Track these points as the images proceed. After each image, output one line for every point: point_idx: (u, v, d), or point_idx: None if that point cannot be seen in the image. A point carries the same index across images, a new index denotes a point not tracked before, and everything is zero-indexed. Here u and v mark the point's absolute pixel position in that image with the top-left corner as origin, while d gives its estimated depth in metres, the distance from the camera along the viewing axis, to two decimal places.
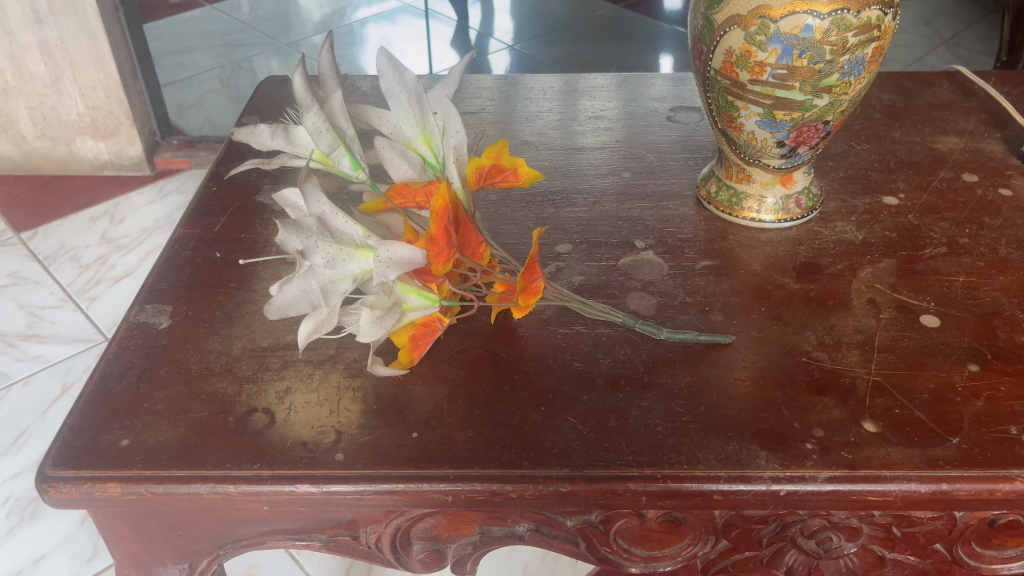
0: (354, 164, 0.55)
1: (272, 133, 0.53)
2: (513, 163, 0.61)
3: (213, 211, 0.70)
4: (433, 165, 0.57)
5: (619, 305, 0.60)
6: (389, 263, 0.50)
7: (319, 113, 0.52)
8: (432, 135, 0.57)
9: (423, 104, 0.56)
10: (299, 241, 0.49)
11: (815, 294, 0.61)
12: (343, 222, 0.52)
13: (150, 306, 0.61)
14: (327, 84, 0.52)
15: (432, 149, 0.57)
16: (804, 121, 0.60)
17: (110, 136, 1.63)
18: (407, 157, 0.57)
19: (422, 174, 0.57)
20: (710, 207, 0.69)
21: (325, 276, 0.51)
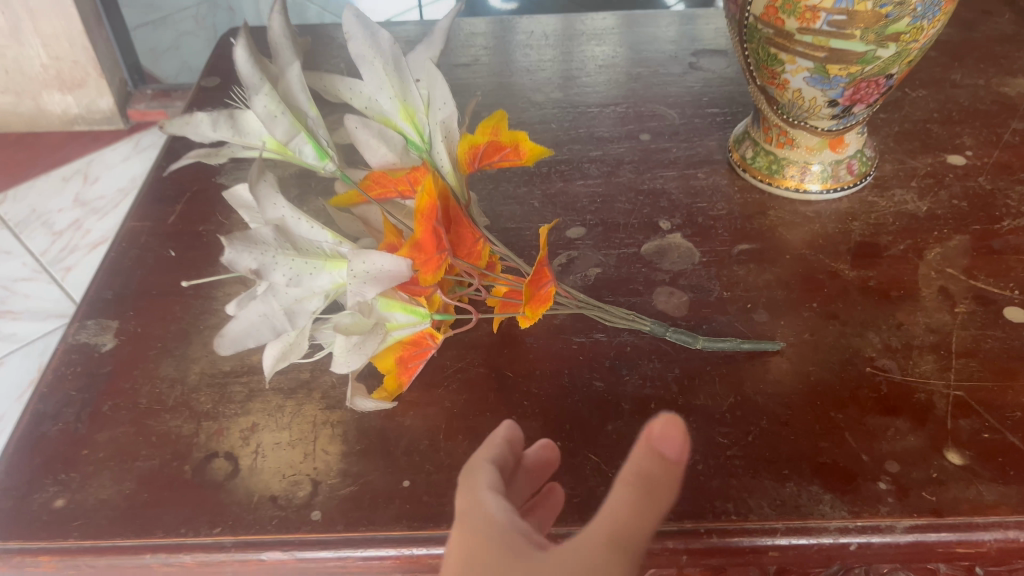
0: (319, 153, 0.45)
1: (214, 122, 0.42)
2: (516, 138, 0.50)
3: (168, 198, 0.60)
4: (418, 145, 0.46)
5: (644, 304, 0.51)
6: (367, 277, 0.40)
7: (269, 93, 0.41)
8: (416, 108, 0.46)
9: (404, 70, 0.45)
10: (252, 260, 0.39)
11: (876, 284, 0.51)
12: (308, 229, 0.43)
13: (92, 322, 0.52)
14: (280, 56, 0.42)
15: (417, 125, 0.47)
16: (863, 76, 0.49)
17: (78, 87, 1.43)
18: (387, 138, 0.46)
19: (405, 156, 0.47)
20: (746, 174, 0.59)
21: (290, 297, 0.41)
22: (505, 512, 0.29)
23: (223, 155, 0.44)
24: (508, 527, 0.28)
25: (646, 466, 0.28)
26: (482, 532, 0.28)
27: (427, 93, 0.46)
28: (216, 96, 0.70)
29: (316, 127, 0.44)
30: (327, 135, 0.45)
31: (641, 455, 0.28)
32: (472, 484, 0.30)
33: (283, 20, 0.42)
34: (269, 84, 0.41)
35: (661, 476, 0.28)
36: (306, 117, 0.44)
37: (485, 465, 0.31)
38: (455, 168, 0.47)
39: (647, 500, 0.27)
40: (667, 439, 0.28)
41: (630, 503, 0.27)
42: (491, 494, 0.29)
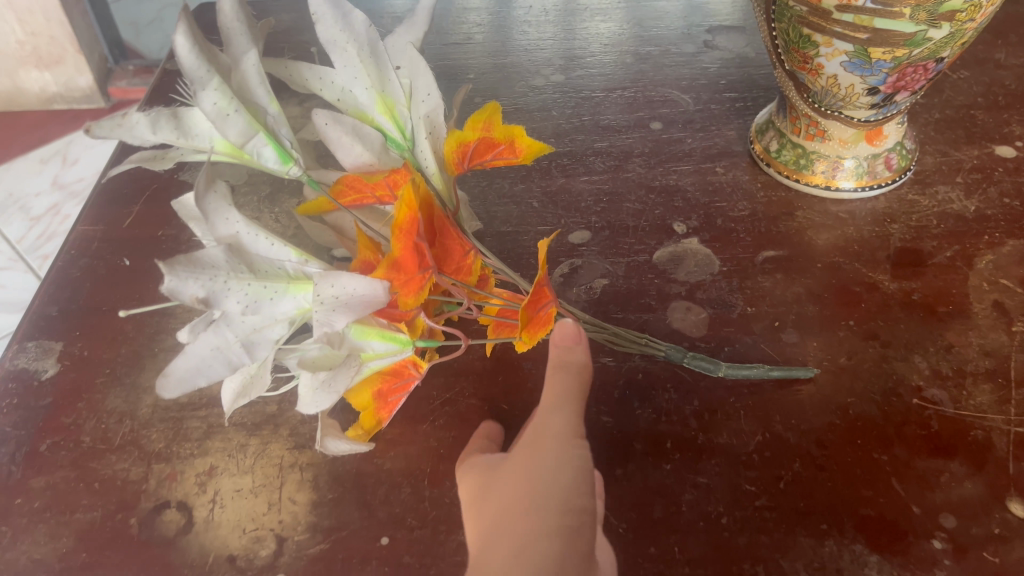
0: (282, 157, 0.36)
1: (153, 122, 0.34)
2: (511, 134, 0.41)
3: (125, 198, 0.54)
4: (398, 142, 0.39)
5: (658, 323, 0.45)
6: (338, 304, 0.32)
7: (221, 86, 0.33)
8: (396, 100, 0.38)
9: (383, 56, 0.37)
10: (199, 288, 0.30)
11: (921, 299, 0.45)
12: (268, 246, 0.33)
13: (33, 344, 0.46)
14: (233, 43, 0.35)
15: (396, 119, 0.39)
16: (909, 60, 0.43)
17: (57, 66, 1.33)
18: (364, 138, 0.37)
19: (385, 156, 0.38)
20: (770, 169, 0.53)
21: (247, 328, 0.32)
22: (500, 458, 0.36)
23: (170, 158, 0.37)
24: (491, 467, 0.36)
25: (560, 356, 0.38)
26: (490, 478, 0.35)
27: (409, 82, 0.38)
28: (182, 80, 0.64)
29: (277, 125, 0.36)
30: (291, 135, 0.37)
31: (555, 358, 0.38)
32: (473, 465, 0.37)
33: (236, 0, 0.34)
34: (219, 75, 0.33)
35: (575, 364, 0.38)
36: (265, 114, 0.36)
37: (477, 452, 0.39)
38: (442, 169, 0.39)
39: (573, 376, 0.37)
40: (565, 328, 0.39)
41: (557, 380, 0.37)
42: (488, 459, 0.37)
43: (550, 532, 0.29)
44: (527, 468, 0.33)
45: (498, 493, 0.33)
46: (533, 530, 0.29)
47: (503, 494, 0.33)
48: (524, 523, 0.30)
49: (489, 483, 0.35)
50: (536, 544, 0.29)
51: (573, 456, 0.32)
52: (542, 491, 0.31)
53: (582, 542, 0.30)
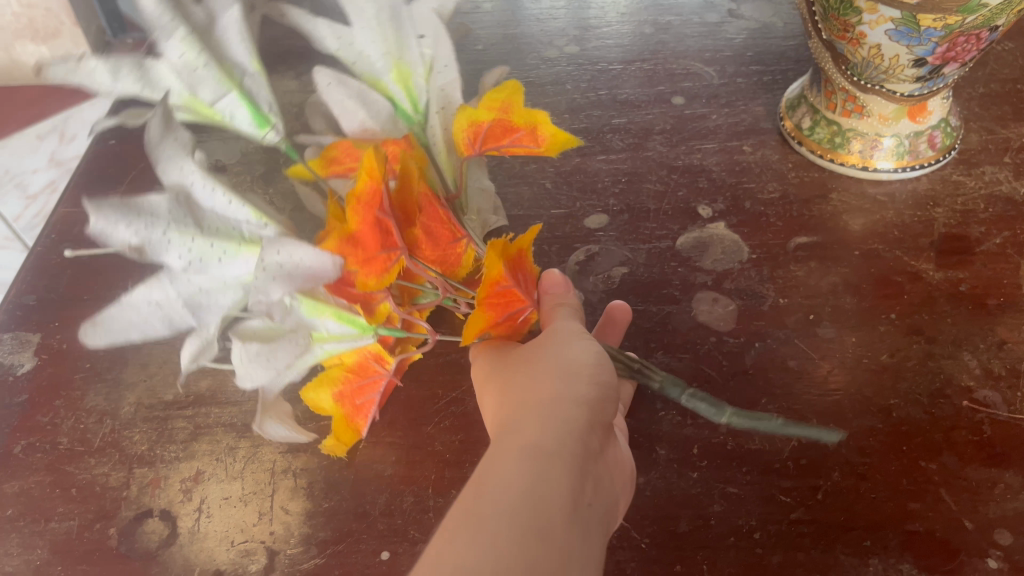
0: (258, 121, 0.29)
1: (113, 70, 0.26)
2: (530, 118, 0.36)
3: (109, 178, 0.51)
4: (408, 114, 0.32)
5: (682, 316, 0.41)
6: (280, 276, 0.25)
7: (188, 37, 0.26)
8: (414, 69, 0.31)
9: (406, 21, 0.30)
10: (133, 233, 0.24)
11: (968, 290, 0.41)
12: (225, 204, 0.25)
13: (9, 336, 0.42)
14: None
15: (411, 91, 0.32)
16: (961, 29, 0.39)
17: (53, 38, 1.29)
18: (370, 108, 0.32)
19: (389, 130, 0.32)
20: (801, 148, 0.49)
21: (191, 287, 0.25)
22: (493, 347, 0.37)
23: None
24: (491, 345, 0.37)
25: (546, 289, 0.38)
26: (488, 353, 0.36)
27: (431, 51, 0.32)
28: None
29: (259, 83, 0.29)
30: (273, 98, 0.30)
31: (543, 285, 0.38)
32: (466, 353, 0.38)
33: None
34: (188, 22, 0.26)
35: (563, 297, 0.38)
36: (242, 74, 0.28)
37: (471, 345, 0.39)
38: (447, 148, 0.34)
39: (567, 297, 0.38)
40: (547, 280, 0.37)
41: None
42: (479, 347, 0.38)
43: (573, 400, 0.29)
44: (551, 347, 0.32)
45: (510, 372, 0.32)
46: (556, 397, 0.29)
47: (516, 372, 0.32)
48: (550, 388, 0.29)
49: (500, 366, 0.33)
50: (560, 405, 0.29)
51: (595, 349, 0.32)
52: (568, 368, 0.30)
53: (601, 418, 0.30)
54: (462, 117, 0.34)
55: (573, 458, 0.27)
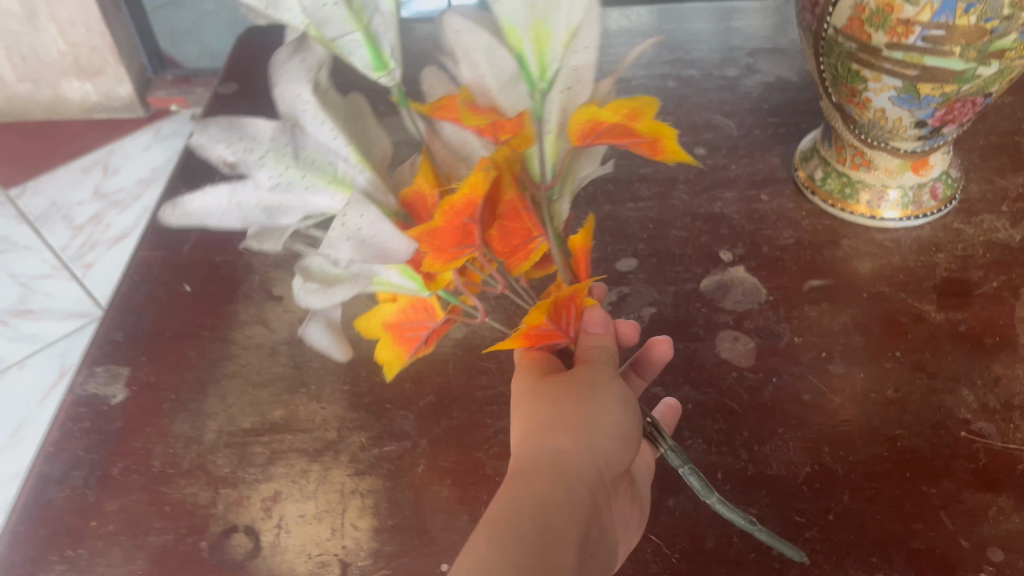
0: (376, 61, 0.27)
1: None
2: (653, 133, 0.31)
3: (182, 223, 0.56)
4: (533, 80, 0.28)
5: (706, 353, 0.46)
6: (355, 236, 0.26)
7: None
8: (555, 33, 0.27)
9: None
10: (228, 151, 0.25)
11: (967, 330, 0.45)
12: (329, 140, 0.26)
13: (101, 369, 0.47)
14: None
15: (543, 56, 0.27)
16: (958, 95, 0.43)
17: (96, 76, 1.41)
18: (493, 58, 0.28)
19: (507, 90, 0.28)
20: (815, 197, 0.54)
21: (273, 209, 0.27)
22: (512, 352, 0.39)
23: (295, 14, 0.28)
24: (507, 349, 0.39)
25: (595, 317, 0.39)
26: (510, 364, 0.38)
27: (580, 19, 0.27)
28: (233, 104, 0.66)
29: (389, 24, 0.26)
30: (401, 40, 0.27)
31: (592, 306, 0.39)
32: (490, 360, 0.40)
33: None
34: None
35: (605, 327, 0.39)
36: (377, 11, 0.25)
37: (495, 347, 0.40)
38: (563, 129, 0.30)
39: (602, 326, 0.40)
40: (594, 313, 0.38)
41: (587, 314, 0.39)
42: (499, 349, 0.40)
43: (583, 476, 0.32)
44: (578, 400, 0.34)
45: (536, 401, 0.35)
46: (571, 469, 0.32)
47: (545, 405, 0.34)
48: (565, 456, 0.32)
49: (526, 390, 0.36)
50: (572, 480, 0.32)
51: (618, 408, 0.34)
52: (587, 434, 0.33)
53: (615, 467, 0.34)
54: (580, 113, 0.29)
55: (574, 538, 0.30)
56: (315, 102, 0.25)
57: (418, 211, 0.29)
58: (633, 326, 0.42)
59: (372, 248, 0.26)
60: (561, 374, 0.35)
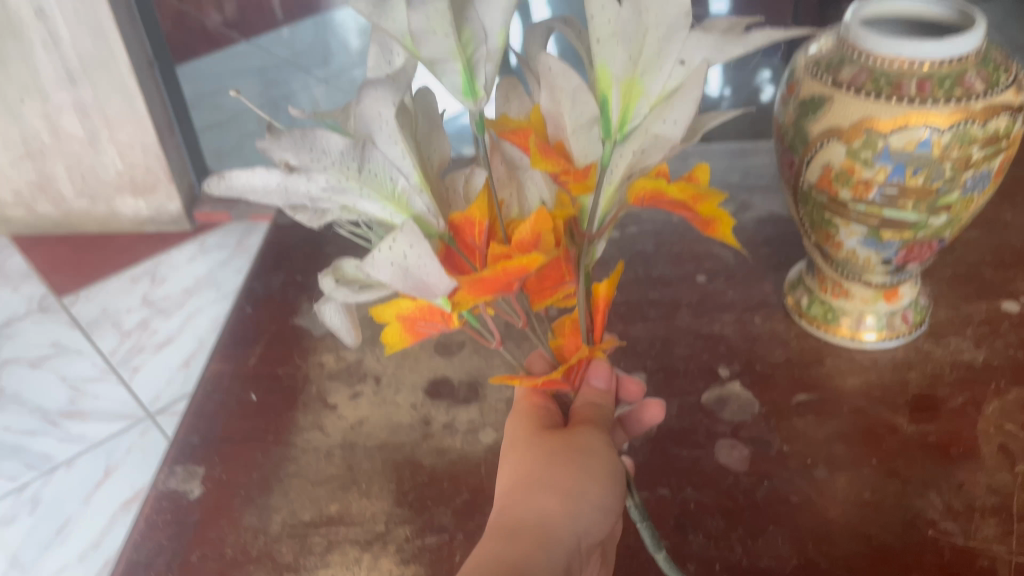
0: (468, 89, 0.30)
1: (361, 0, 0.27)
2: (704, 215, 0.31)
3: (248, 339, 0.64)
4: (610, 129, 0.31)
5: (707, 458, 0.52)
6: (399, 262, 0.28)
7: None
8: (647, 91, 0.30)
9: (669, 43, 0.28)
10: (293, 157, 0.27)
11: (935, 440, 0.52)
12: (399, 157, 0.28)
13: (180, 468, 0.55)
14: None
15: (629, 108, 0.30)
16: (916, 240, 0.52)
17: (149, 193, 1.55)
18: (579, 101, 0.30)
19: (581, 136, 0.31)
20: (802, 321, 0.61)
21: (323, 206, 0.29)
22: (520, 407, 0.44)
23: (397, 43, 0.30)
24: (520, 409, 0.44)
25: None
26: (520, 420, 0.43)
27: (675, 86, 0.29)
28: (291, 234, 0.75)
29: (484, 60, 0.29)
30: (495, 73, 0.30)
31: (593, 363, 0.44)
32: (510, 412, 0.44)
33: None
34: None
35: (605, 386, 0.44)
36: (478, 45, 0.29)
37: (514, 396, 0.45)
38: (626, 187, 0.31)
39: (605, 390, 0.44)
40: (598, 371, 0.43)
41: None
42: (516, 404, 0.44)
43: (564, 536, 0.38)
44: (570, 466, 0.39)
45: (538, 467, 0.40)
46: (553, 532, 0.38)
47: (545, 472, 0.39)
48: (551, 517, 0.38)
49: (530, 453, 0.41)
50: (554, 539, 0.37)
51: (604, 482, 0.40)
52: (573, 499, 0.39)
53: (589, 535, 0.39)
54: (643, 180, 0.30)
55: None
56: (394, 123, 0.27)
57: (461, 232, 0.32)
58: (638, 386, 0.48)
59: (414, 276, 0.29)
60: (560, 436, 0.41)
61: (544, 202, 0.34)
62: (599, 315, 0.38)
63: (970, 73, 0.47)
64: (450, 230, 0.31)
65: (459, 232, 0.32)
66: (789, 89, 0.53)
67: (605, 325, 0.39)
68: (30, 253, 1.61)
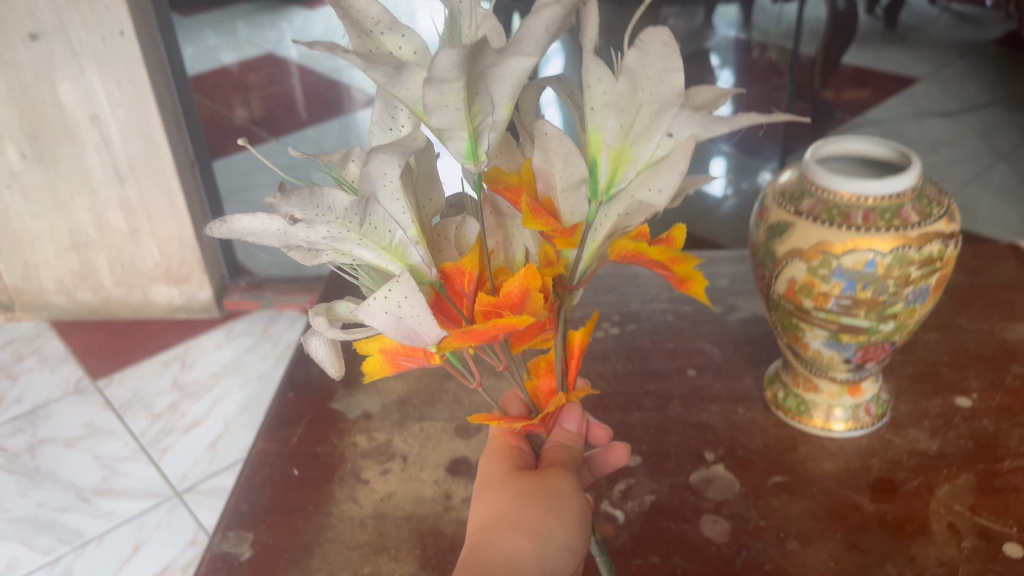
0: (470, 152, 0.34)
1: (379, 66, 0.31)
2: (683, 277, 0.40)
3: (290, 421, 0.73)
4: (598, 190, 0.39)
5: (693, 531, 0.60)
6: (393, 307, 0.34)
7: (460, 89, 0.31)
8: (635, 159, 0.38)
9: (655, 123, 0.37)
10: (299, 211, 0.33)
11: (892, 518, 0.60)
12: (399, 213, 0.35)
13: (232, 534, 0.63)
14: (527, 45, 0.32)
15: (617, 173, 0.39)
16: (870, 342, 0.60)
17: (183, 282, 1.66)
18: (570, 164, 0.37)
19: (569, 196, 0.39)
20: (778, 412, 0.69)
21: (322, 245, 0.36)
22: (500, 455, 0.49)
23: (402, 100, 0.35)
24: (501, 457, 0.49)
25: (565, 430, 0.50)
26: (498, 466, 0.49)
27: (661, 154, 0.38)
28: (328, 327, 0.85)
29: (487, 128, 0.34)
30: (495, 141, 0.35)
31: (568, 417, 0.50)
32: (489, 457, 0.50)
33: (596, 24, 0.35)
34: (465, 79, 0.31)
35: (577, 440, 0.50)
36: (486, 117, 0.33)
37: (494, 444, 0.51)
38: (605, 242, 0.40)
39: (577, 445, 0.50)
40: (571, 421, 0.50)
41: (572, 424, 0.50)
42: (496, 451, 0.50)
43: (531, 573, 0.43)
44: (541, 509, 0.45)
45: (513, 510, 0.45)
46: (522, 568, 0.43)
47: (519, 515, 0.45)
48: (522, 554, 0.43)
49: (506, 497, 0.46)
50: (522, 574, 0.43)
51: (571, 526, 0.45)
52: (541, 538, 0.44)
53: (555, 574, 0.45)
54: (626, 241, 0.39)
55: None
56: (397, 187, 0.33)
57: (453, 281, 0.39)
58: (605, 430, 0.54)
59: (403, 323, 0.35)
60: (534, 482, 0.46)
61: (529, 249, 0.42)
62: (574, 361, 0.47)
63: (907, 207, 0.56)
64: (441, 277, 0.39)
65: (449, 280, 0.39)
66: (760, 213, 0.63)
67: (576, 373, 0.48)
68: (67, 337, 1.71)
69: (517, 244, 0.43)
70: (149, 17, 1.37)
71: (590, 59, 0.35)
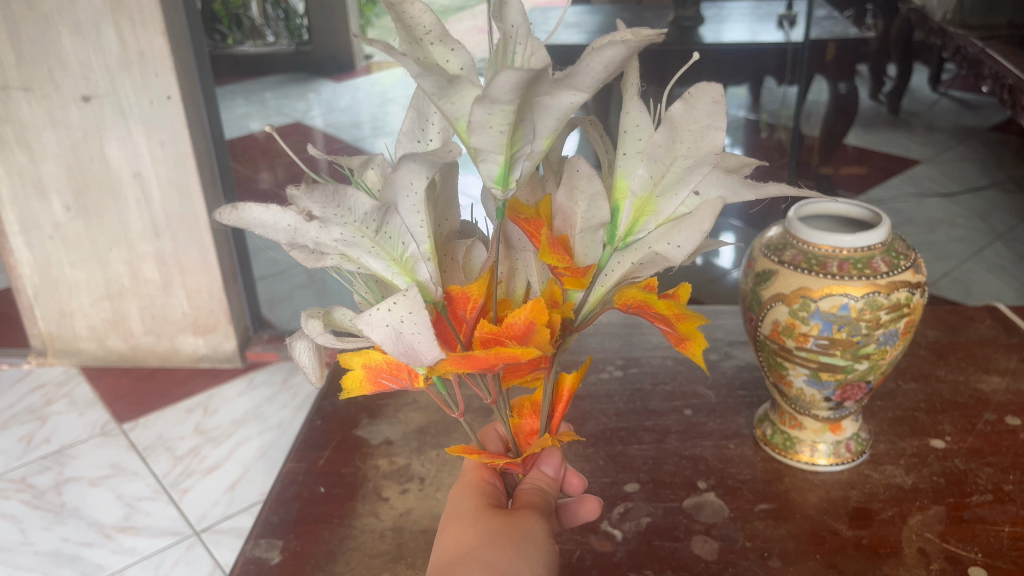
0: (502, 178, 0.41)
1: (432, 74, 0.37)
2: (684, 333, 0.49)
3: (318, 445, 0.79)
4: (614, 234, 0.47)
5: (684, 548, 0.66)
6: (395, 320, 0.40)
7: (508, 114, 0.38)
8: (658, 212, 0.45)
9: (683, 183, 0.44)
10: (319, 210, 0.40)
11: (868, 542, 0.65)
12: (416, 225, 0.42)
13: (264, 540, 0.69)
14: (574, 81, 0.38)
15: (638, 223, 0.46)
16: (848, 380, 0.67)
17: (209, 332, 1.74)
18: (594, 205, 0.44)
19: (586, 238, 0.46)
20: (766, 447, 0.75)
21: (332, 246, 0.42)
22: (474, 503, 0.54)
23: (433, 114, 0.43)
24: (474, 504, 0.54)
25: (539, 480, 0.55)
26: (472, 511, 0.53)
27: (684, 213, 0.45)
28: None
29: (521, 156, 0.41)
30: (525, 171, 0.42)
31: (544, 462, 0.56)
32: (464, 501, 0.54)
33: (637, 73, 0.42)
34: (515, 104, 0.38)
35: (550, 488, 0.55)
36: (524, 145, 0.41)
37: (469, 491, 0.55)
38: (611, 288, 0.48)
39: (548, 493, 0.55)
40: (546, 464, 0.56)
41: (547, 470, 0.56)
42: (469, 499, 0.54)
43: None
44: (510, 550, 0.49)
45: (483, 551, 0.49)
46: None
47: (489, 554, 0.49)
48: None
49: (477, 539, 0.50)
50: None
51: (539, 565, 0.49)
52: None
53: None
54: (636, 291, 0.48)
55: None
56: (421, 199, 0.41)
57: (455, 301, 0.45)
58: (580, 481, 0.61)
59: (402, 339, 0.41)
60: (506, 525, 0.51)
61: (530, 281, 0.50)
62: (559, 406, 0.55)
63: (877, 258, 0.64)
64: (445, 300, 0.45)
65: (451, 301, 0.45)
66: (748, 264, 0.70)
67: (559, 421, 0.56)
68: (96, 382, 1.78)
69: (521, 277, 0.50)
70: (195, 84, 1.48)
71: (635, 105, 0.43)
